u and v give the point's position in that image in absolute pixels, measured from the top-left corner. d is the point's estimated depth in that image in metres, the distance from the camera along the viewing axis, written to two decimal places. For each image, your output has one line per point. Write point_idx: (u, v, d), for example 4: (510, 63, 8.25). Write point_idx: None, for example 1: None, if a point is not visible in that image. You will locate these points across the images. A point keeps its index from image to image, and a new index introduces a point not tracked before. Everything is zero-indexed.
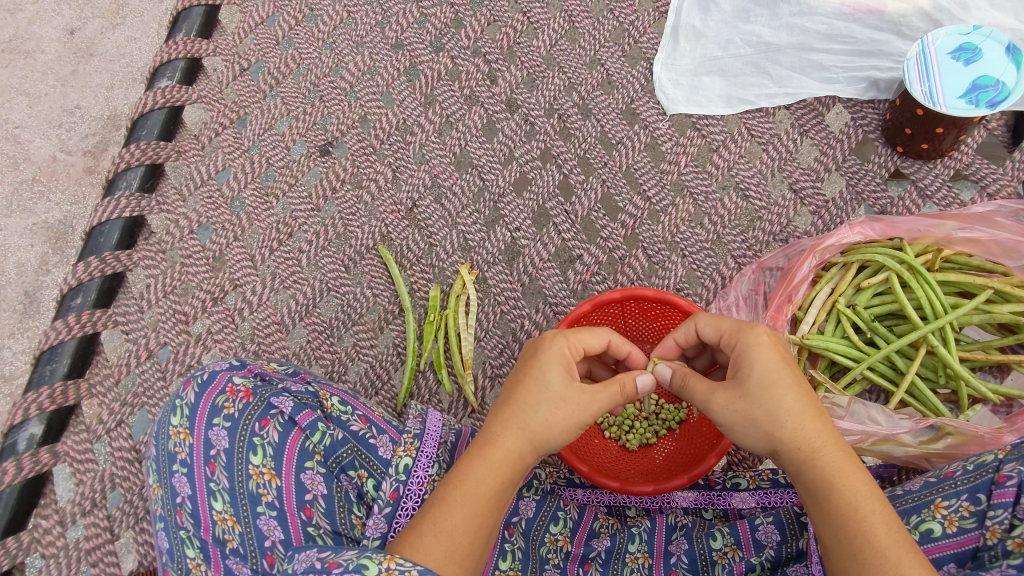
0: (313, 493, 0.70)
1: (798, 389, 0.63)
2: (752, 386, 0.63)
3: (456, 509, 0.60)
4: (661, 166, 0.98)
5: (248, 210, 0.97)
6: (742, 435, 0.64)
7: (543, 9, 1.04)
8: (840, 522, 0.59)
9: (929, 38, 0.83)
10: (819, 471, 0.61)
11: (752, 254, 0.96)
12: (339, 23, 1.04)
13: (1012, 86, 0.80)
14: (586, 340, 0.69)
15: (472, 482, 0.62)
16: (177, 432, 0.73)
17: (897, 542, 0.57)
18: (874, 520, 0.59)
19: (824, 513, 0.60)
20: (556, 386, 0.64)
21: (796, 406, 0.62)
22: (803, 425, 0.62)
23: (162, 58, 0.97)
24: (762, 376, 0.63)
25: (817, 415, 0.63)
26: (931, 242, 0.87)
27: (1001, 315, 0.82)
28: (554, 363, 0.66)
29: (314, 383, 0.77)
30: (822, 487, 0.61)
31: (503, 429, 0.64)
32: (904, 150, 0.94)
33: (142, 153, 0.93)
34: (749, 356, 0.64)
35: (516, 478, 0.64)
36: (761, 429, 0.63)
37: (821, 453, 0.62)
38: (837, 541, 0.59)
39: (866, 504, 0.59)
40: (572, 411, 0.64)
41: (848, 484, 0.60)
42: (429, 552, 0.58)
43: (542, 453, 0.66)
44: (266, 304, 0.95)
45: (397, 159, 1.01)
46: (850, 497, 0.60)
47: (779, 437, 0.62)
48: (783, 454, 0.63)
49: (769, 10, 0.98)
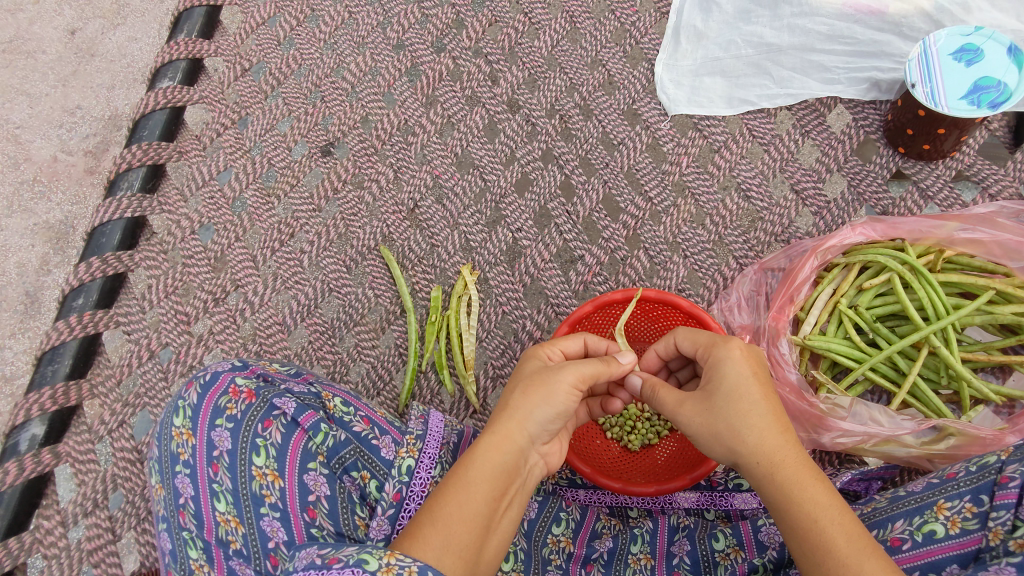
0: (316, 494, 0.70)
1: (759, 397, 0.64)
2: (716, 398, 0.65)
3: (452, 499, 0.60)
4: (662, 167, 0.98)
5: (248, 210, 0.97)
6: (708, 444, 0.65)
7: (543, 10, 1.04)
8: (799, 532, 0.58)
9: (930, 39, 0.84)
10: (777, 484, 0.60)
11: (754, 255, 0.96)
12: (340, 24, 1.04)
13: (1014, 87, 0.81)
14: (562, 344, 0.74)
15: (465, 468, 0.61)
16: (179, 433, 0.73)
17: (860, 550, 0.55)
18: (834, 529, 0.57)
19: (787, 527, 0.59)
20: (531, 372, 0.69)
21: (760, 418, 0.63)
22: (767, 437, 0.62)
23: (162, 58, 0.97)
24: (729, 389, 0.64)
25: (782, 427, 0.63)
26: (933, 243, 0.87)
27: (1003, 316, 0.82)
28: (532, 360, 0.71)
29: (316, 384, 0.77)
30: (782, 500, 0.60)
31: (492, 418, 0.65)
32: (906, 151, 0.94)
33: (143, 154, 0.93)
34: (720, 369, 0.66)
35: (514, 463, 0.63)
36: (720, 444, 0.64)
37: (779, 465, 0.61)
38: (801, 553, 0.58)
39: (824, 513, 0.58)
40: (547, 380, 0.65)
41: (808, 494, 0.59)
42: (428, 543, 0.57)
43: (537, 439, 0.66)
44: (267, 304, 0.95)
45: (398, 159, 1.00)
46: (808, 508, 0.58)
47: (739, 450, 0.63)
48: (745, 468, 0.63)
49: (770, 11, 0.98)
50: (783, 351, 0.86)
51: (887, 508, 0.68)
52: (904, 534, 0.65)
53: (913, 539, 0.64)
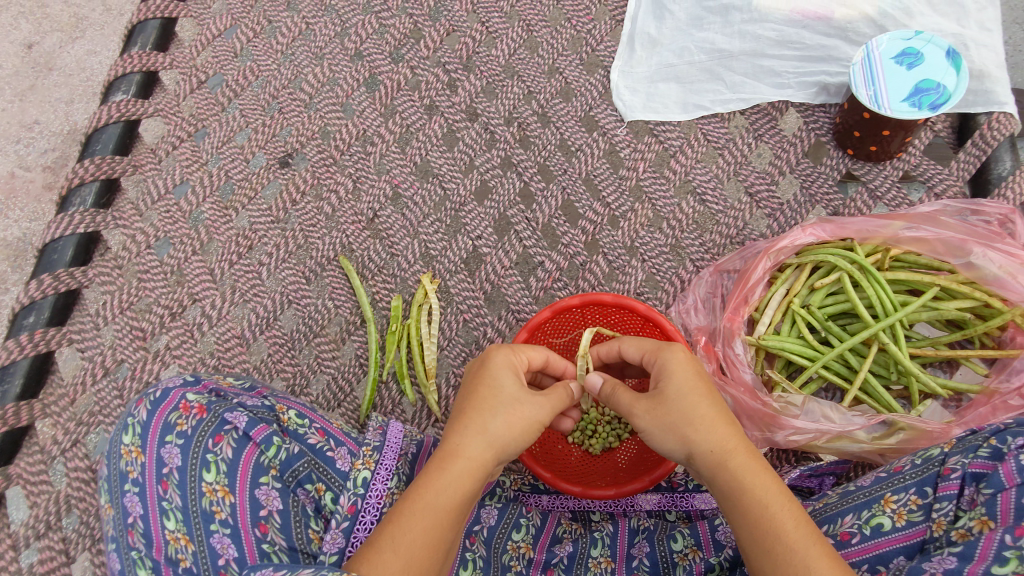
0: (268, 508, 0.69)
1: (708, 396, 0.65)
2: (670, 390, 0.66)
3: (415, 523, 0.58)
4: (619, 173, 0.99)
5: (206, 223, 0.97)
6: (662, 441, 0.65)
7: (501, 20, 1.05)
8: (751, 521, 0.59)
9: (872, 45, 0.86)
10: (728, 475, 0.61)
11: (710, 258, 0.97)
12: (298, 35, 1.04)
13: (953, 89, 0.82)
14: (529, 351, 0.72)
15: (434, 494, 0.60)
16: (128, 450, 0.72)
17: (809, 536, 0.57)
18: (781, 516, 0.58)
19: (739, 517, 0.60)
20: (509, 389, 0.67)
21: (710, 411, 0.64)
22: (715, 429, 0.63)
23: (117, 72, 0.97)
24: (679, 386, 0.65)
25: (726, 421, 0.64)
26: (880, 242, 0.88)
27: (947, 312, 0.84)
28: (505, 371, 0.68)
29: (271, 397, 0.76)
30: (735, 490, 0.61)
31: (464, 437, 0.63)
32: (855, 153, 0.96)
33: (96, 169, 0.93)
34: (668, 368, 0.67)
35: (479, 488, 0.63)
36: (674, 435, 0.64)
37: (731, 454, 0.62)
38: (752, 541, 0.59)
39: (774, 501, 0.59)
40: (528, 413, 0.66)
41: (757, 482, 0.61)
42: (387, 567, 0.55)
43: (502, 461, 0.66)
44: (225, 318, 0.94)
45: (357, 170, 1.00)
46: (759, 495, 0.60)
47: (688, 443, 0.64)
48: (696, 459, 0.63)
49: (721, 18, 1.00)
50: (738, 351, 0.87)
51: (838, 503, 0.69)
52: (853, 528, 0.66)
53: (862, 533, 0.65)
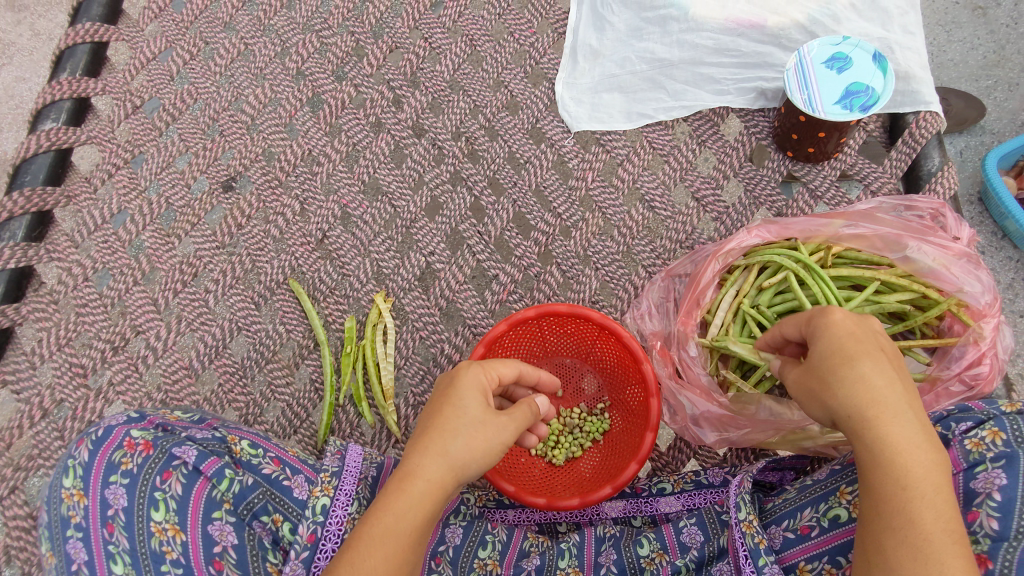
0: (222, 544, 0.67)
1: (864, 363, 0.59)
2: (817, 358, 0.62)
3: (375, 549, 0.57)
4: (569, 183, 1.00)
5: (147, 252, 0.93)
6: (809, 405, 0.63)
7: (443, 35, 1.05)
8: (886, 496, 0.56)
9: (804, 50, 0.89)
10: (870, 444, 0.57)
11: (661, 263, 0.98)
12: (236, 56, 1.02)
13: (881, 91, 0.86)
14: (498, 368, 0.71)
15: (393, 519, 0.59)
16: (69, 494, 0.68)
17: (946, 531, 0.54)
18: (921, 503, 0.55)
19: (872, 487, 0.57)
20: (472, 410, 0.64)
21: (870, 379, 0.58)
22: (861, 397, 0.58)
23: (44, 100, 0.94)
24: (823, 351, 0.61)
25: (889, 389, 0.58)
26: (822, 241, 0.91)
27: (888, 305, 0.86)
28: (471, 391, 0.66)
29: (221, 429, 0.74)
30: (874, 461, 0.57)
31: (421, 459, 0.62)
32: (795, 155, 0.98)
33: (27, 201, 0.89)
34: (824, 333, 0.62)
35: (440, 509, 0.62)
36: (816, 402, 0.61)
37: (880, 426, 0.57)
38: (881, 515, 0.56)
39: (921, 484, 0.55)
40: (491, 435, 0.64)
41: (906, 458, 0.56)
42: None
43: (463, 482, 0.64)
44: (170, 349, 0.91)
45: (304, 191, 0.98)
46: (900, 473, 0.56)
47: (829, 409, 0.60)
48: (838, 425, 0.60)
49: (660, 28, 1.02)
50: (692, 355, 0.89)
51: (796, 496, 0.71)
52: (812, 522, 0.68)
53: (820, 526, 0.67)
